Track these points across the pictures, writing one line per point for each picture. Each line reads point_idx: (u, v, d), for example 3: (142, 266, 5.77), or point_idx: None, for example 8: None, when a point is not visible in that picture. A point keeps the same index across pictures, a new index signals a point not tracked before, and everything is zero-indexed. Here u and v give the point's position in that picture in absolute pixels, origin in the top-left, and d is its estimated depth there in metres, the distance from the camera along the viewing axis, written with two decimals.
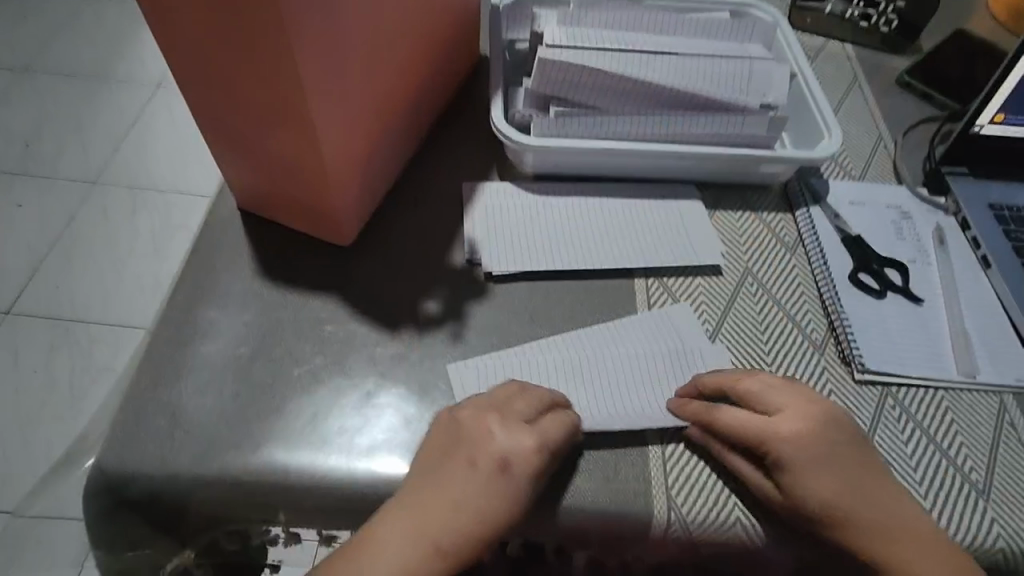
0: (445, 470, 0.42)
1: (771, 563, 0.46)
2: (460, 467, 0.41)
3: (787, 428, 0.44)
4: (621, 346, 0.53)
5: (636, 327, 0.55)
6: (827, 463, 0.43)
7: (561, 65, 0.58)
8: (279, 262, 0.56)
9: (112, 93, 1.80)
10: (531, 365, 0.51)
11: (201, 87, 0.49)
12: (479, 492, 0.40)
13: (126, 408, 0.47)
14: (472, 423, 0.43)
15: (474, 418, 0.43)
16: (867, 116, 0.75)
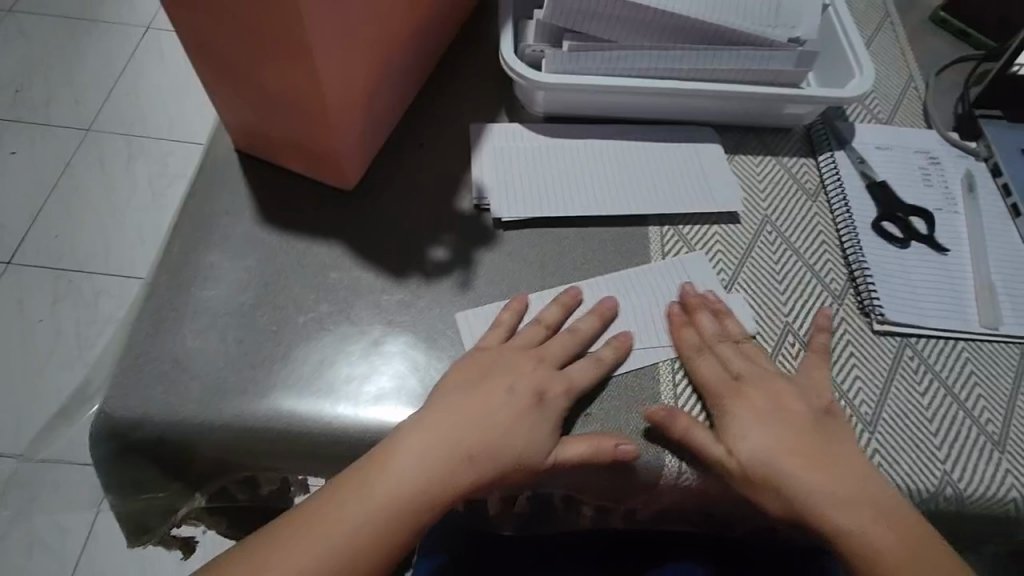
0: (476, 398, 0.43)
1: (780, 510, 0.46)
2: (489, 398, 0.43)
3: (714, 391, 0.46)
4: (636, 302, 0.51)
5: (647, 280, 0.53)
6: (775, 423, 0.44)
7: None
8: (280, 206, 0.54)
9: (101, 34, 1.73)
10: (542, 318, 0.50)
11: (189, 10, 0.45)
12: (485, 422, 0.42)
13: (128, 354, 0.46)
14: (503, 361, 0.45)
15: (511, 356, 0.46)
16: (898, 55, 0.71)
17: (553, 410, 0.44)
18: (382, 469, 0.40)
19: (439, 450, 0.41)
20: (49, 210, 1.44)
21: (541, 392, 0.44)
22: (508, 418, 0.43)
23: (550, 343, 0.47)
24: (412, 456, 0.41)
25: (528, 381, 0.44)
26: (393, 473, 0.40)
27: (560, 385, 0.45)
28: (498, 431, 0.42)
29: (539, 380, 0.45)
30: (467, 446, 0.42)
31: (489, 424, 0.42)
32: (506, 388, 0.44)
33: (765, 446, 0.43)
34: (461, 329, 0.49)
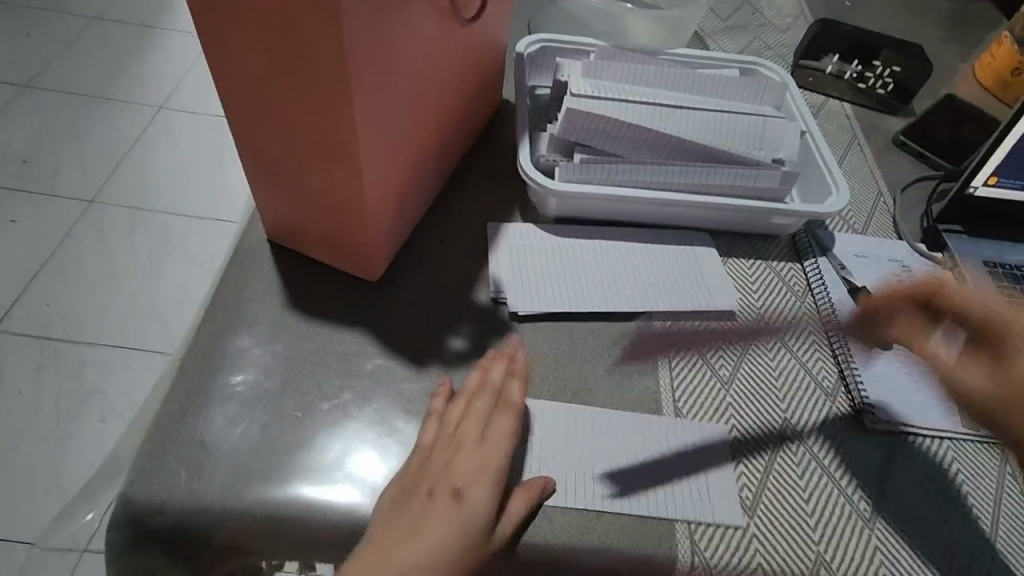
0: (408, 507, 0.43)
1: None
2: (439, 513, 0.43)
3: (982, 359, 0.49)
4: (613, 447, 0.51)
5: (655, 428, 0.53)
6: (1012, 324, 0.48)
7: (597, 117, 0.61)
8: (309, 294, 0.57)
9: (115, 111, 1.81)
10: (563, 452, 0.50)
11: (249, 119, 0.50)
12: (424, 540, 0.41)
13: (153, 437, 0.47)
14: (430, 461, 0.46)
15: (442, 457, 0.46)
16: (867, 173, 0.80)
17: (470, 512, 0.43)
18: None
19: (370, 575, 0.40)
20: (44, 278, 1.45)
21: (458, 487, 0.44)
22: (434, 525, 0.42)
23: (463, 425, 0.48)
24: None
25: (450, 479, 0.45)
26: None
27: (478, 478, 0.45)
28: (411, 548, 0.41)
29: (459, 477, 0.45)
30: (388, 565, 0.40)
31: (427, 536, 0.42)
32: (442, 490, 0.44)
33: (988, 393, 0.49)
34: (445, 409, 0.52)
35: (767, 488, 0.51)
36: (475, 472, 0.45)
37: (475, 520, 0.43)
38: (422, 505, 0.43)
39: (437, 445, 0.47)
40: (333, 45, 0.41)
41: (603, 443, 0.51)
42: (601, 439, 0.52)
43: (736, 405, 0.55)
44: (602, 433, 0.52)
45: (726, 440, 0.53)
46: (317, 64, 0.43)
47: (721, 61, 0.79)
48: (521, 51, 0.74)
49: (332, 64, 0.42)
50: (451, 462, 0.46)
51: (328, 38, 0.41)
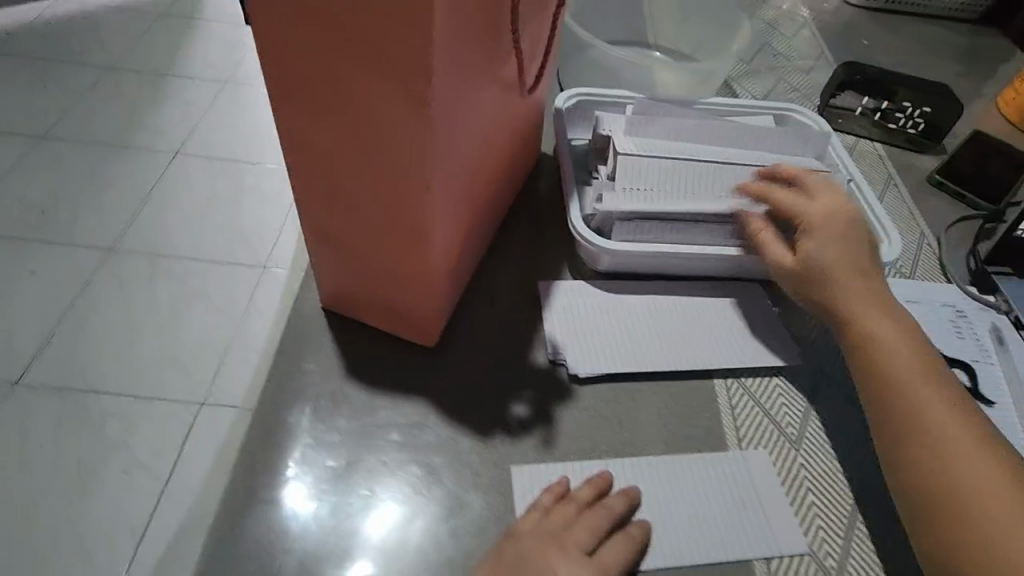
0: None
1: None
2: None
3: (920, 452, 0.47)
4: (690, 501, 0.51)
5: (724, 469, 0.53)
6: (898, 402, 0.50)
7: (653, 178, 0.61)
8: (366, 363, 0.56)
9: (132, 159, 1.82)
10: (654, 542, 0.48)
11: (314, 196, 0.50)
12: None
13: (220, 524, 0.46)
14: (533, 556, 0.45)
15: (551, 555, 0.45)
16: (907, 214, 0.80)
17: None
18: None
19: None
20: (66, 330, 1.44)
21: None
22: None
23: (571, 530, 0.46)
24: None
25: None
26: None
27: None
28: None
29: None
30: None
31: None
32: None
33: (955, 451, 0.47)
34: (516, 485, 0.50)
35: (850, 555, 0.49)
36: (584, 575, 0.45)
37: None
38: None
39: (538, 547, 0.45)
40: (415, 130, 0.41)
41: (683, 503, 0.51)
42: (678, 499, 0.51)
43: (808, 466, 0.54)
44: (677, 489, 0.51)
45: (804, 505, 0.52)
46: (397, 144, 0.43)
47: (754, 108, 0.80)
48: (559, 105, 0.75)
49: (413, 145, 0.42)
50: (560, 563, 0.45)
51: (410, 124, 0.41)
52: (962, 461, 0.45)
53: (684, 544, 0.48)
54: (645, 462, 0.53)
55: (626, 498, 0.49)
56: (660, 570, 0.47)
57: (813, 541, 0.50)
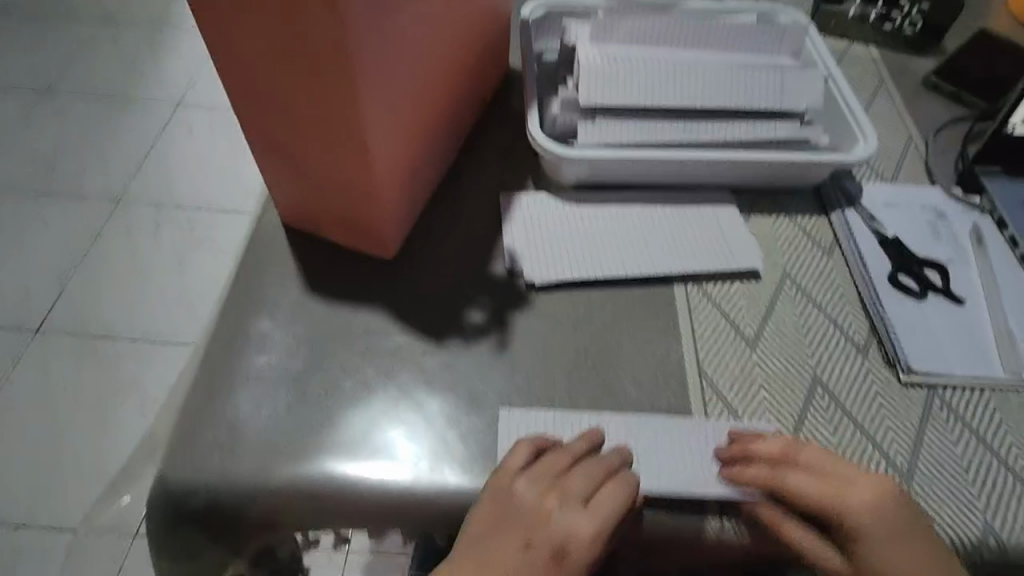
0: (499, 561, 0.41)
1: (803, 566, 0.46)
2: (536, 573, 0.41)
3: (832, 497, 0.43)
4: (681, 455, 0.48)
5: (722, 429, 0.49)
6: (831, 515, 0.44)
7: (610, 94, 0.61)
8: (326, 275, 0.58)
9: (131, 111, 1.83)
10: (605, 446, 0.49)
11: (255, 104, 0.50)
12: None
13: (185, 422, 0.48)
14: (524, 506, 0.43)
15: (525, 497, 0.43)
16: (895, 118, 0.76)
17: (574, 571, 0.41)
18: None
19: None
20: (79, 278, 1.47)
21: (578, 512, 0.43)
22: None
23: (568, 477, 0.44)
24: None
25: (552, 533, 0.42)
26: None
27: (584, 535, 0.42)
28: None
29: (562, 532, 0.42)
30: None
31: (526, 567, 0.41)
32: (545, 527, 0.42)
33: (905, 556, 0.41)
34: (500, 427, 0.49)
35: None
36: (582, 531, 0.42)
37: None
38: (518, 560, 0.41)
39: (533, 496, 0.43)
40: (333, 13, 0.41)
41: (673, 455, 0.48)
42: (670, 452, 0.48)
43: (763, 365, 0.54)
44: (666, 440, 0.49)
45: (756, 400, 0.52)
46: (318, 32, 0.42)
47: (735, 9, 0.76)
48: (525, 17, 0.72)
49: (332, 31, 0.42)
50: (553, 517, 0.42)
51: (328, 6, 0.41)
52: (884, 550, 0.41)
53: (661, 471, 0.47)
54: (599, 366, 0.54)
55: (621, 455, 0.46)
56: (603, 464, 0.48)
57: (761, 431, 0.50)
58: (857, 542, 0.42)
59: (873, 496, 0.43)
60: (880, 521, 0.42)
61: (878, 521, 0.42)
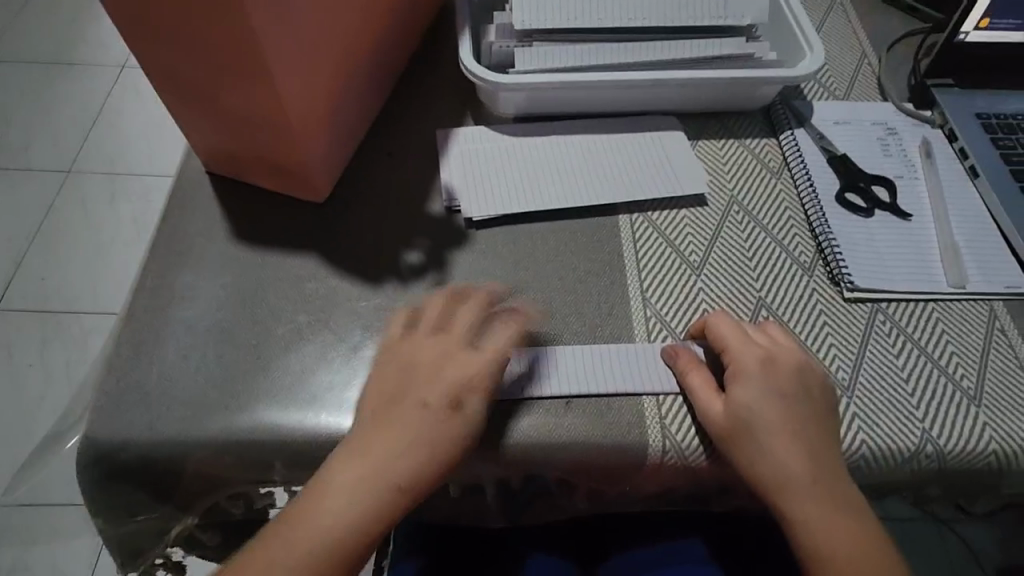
0: (400, 404, 0.43)
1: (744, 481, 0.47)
2: (419, 407, 0.42)
3: (774, 446, 0.42)
4: (579, 362, 0.49)
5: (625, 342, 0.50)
6: (777, 435, 0.42)
7: (547, 18, 0.59)
8: (254, 223, 0.55)
9: (72, 74, 1.72)
10: (555, 374, 0.48)
11: (146, 38, 0.46)
12: (428, 432, 0.42)
13: (111, 380, 0.46)
14: (432, 358, 0.45)
15: (452, 365, 0.44)
16: (849, 34, 0.73)
17: (447, 400, 0.43)
18: (327, 476, 0.41)
19: (370, 463, 0.41)
20: (33, 254, 1.42)
21: (462, 378, 0.44)
22: (420, 420, 0.42)
23: (491, 336, 0.47)
24: (375, 469, 0.40)
25: (450, 371, 0.44)
26: (342, 489, 0.40)
27: (470, 367, 0.44)
28: (416, 446, 0.41)
29: (456, 371, 0.44)
30: (380, 455, 0.41)
31: (422, 422, 0.42)
32: (433, 391, 0.43)
33: (773, 404, 0.43)
34: None
35: None
36: (469, 362, 0.45)
37: (469, 413, 0.43)
38: (412, 403, 0.43)
39: (461, 350, 0.45)
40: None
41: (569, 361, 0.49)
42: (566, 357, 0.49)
43: (709, 289, 0.53)
44: (572, 352, 0.49)
45: None
46: None
47: None
48: None
49: None
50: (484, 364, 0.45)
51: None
52: (811, 517, 0.41)
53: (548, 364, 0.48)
54: (541, 301, 0.52)
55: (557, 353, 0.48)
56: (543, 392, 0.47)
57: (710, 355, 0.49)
58: (737, 378, 0.44)
59: (767, 353, 0.45)
60: (764, 372, 0.44)
61: (764, 369, 0.44)
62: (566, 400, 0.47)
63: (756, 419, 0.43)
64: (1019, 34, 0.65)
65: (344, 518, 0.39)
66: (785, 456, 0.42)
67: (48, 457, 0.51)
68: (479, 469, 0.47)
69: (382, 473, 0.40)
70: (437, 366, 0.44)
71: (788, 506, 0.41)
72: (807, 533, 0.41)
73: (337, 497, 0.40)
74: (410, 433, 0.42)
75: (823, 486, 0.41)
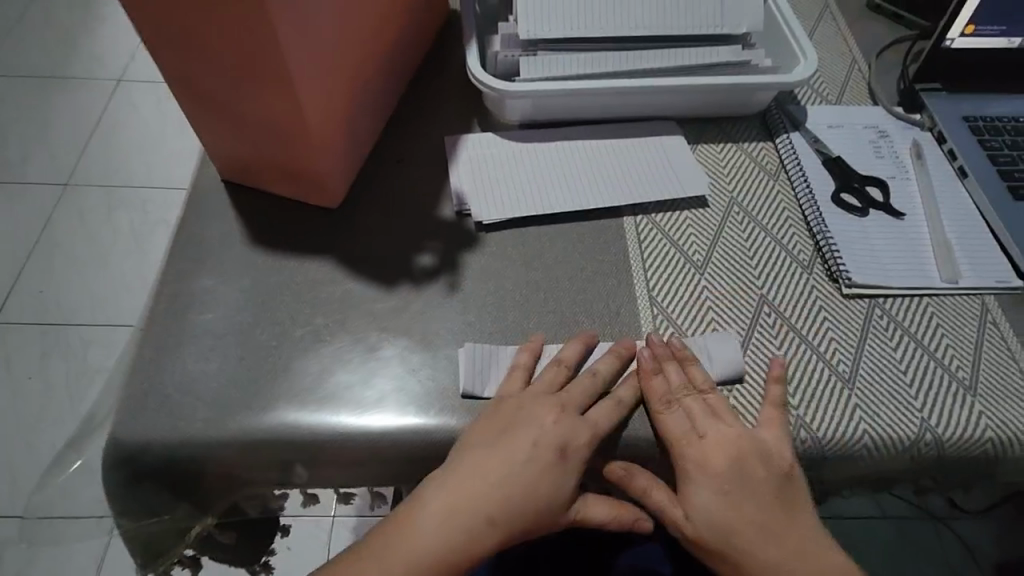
0: (502, 451, 0.43)
1: None
2: (515, 460, 0.43)
3: (693, 489, 0.43)
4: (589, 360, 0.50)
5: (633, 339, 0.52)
6: (714, 475, 0.43)
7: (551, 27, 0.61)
8: (269, 229, 0.56)
9: (71, 88, 1.73)
10: None
11: (169, 47, 0.47)
12: (529, 486, 0.42)
13: (134, 383, 0.48)
14: (525, 411, 0.45)
15: (543, 417, 0.45)
16: (840, 42, 0.76)
17: (553, 459, 0.43)
18: (410, 513, 0.42)
19: (454, 512, 0.41)
20: (33, 266, 1.42)
21: (564, 440, 0.44)
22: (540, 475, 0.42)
23: (570, 385, 0.47)
24: (452, 511, 0.41)
25: (547, 430, 0.44)
26: (426, 521, 0.41)
27: (558, 419, 0.45)
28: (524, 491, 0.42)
29: (548, 427, 0.44)
30: (468, 497, 0.42)
31: (519, 478, 0.42)
32: (526, 446, 0.43)
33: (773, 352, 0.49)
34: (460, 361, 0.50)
35: (745, 359, 0.51)
36: (556, 415, 0.45)
37: (562, 474, 0.43)
38: (504, 455, 0.43)
39: (544, 401, 0.46)
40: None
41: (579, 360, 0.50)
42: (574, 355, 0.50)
43: (713, 287, 0.55)
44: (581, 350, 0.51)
45: (703, 323, 0.53)
46: None
47: None
48: None
49: None
50: (562, 417, 0.45)
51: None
52: (756, 557, 0.41)
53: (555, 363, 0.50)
54: (551, 301, 0.54)
55: (615, 358, 0.49)
56: None
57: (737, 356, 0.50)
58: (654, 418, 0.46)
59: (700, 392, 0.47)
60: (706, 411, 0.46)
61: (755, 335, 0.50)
62: None
63: (687, 459, 0.44)
64: (1004, 41, 0.68)
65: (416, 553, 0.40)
66: (707, 499, 0.43)
67: (69, 461, 0.52)
68: None
69: (482, 521, 0.41)
70: (526, 422, 0.45)
71: (741, 550, 0.42)
72: (756, 548, 0.42)
73: (420, 530, 0.41)
74: (506, 489, 0.42)
75: (774, 525, 0.42)
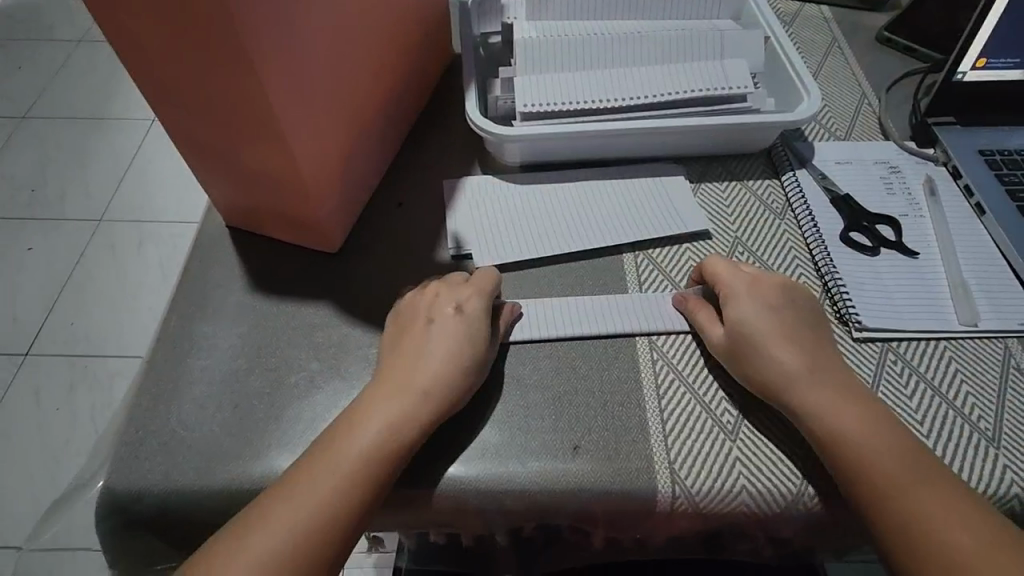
0: (358, 420, 0.44)
1: (766, 524, 0.46)
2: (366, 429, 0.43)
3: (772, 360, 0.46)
4: (586, 408, 0.49)
5: (628, 383, 0.50)
6: (771, 337, 0.47)
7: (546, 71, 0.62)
8: (270, 274, 0.57)
9: (108, 130, 1.81)
10: (562, 420, 0.49)
11: (170, 106, 0.49)
12: (361, 467, 0.42)
13: (130, 430, 0.48)
14: (395, 376, 0.46)
15: (404, 374, 0.46)
16: (848, 75, 0.75)
17: (381, 427, 0.43)
18: (268, 503, 0.41)
19: (308, 494, 0.40)
20: (64, 300, 1.47)
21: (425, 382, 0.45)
22: (383, 425, 0.43)
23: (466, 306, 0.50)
24: (327, 487, 0.41)
25: (403, 387, 0.45)
26: (284, 508, 0.40)
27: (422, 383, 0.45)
28: (371, 455, 0.42)
29: (418, 384, 0.45)
30: (324, 481, 0.41)
31: (363, 447, 0.42)
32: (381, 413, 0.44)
33: (766, 320, 0.48)
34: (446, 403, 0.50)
35: (749, 411, 0.49)
36: (413, 376, 0.46)
37: (408, 419, 0.44)
38: (369, 410, 0.44)
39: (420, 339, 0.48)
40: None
41: (575, 409, 0.49)
42: (568, 406, 0.49)
43: None
44: (578, 401, 0.50)
45: (704, 369, 0.51)
46: (206, 30, 0.41)
47: None
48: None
49: (225, 31, 0.41)
50: (414, 382, 0.45)
51: None
52: (840, 416, 0.44)
53: (545, 417, 0.49)
54: (549, 344, 0.53)
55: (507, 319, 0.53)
56: (551, 438, 0.48)
57: (663, 406, 0.49)
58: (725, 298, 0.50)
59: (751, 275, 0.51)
60: (750, 290, 0.50)
61: (771, 342, 0.47)
62: (576, 446, 0.47)
63: (754, 331, 0.48)
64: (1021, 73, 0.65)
65: (269, 554, 0.39)
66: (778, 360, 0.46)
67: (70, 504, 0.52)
68: (491, 515, 0.47)
69: (326, 494, 0.41)
70: (398, 380, 0.46)
71: (844, 434, 0.43)
72: (853, 434, 0.43)
73: (276, 516, 0.40)
74: (365, 443, 0.42)
75: (824, 381, 0.46)
